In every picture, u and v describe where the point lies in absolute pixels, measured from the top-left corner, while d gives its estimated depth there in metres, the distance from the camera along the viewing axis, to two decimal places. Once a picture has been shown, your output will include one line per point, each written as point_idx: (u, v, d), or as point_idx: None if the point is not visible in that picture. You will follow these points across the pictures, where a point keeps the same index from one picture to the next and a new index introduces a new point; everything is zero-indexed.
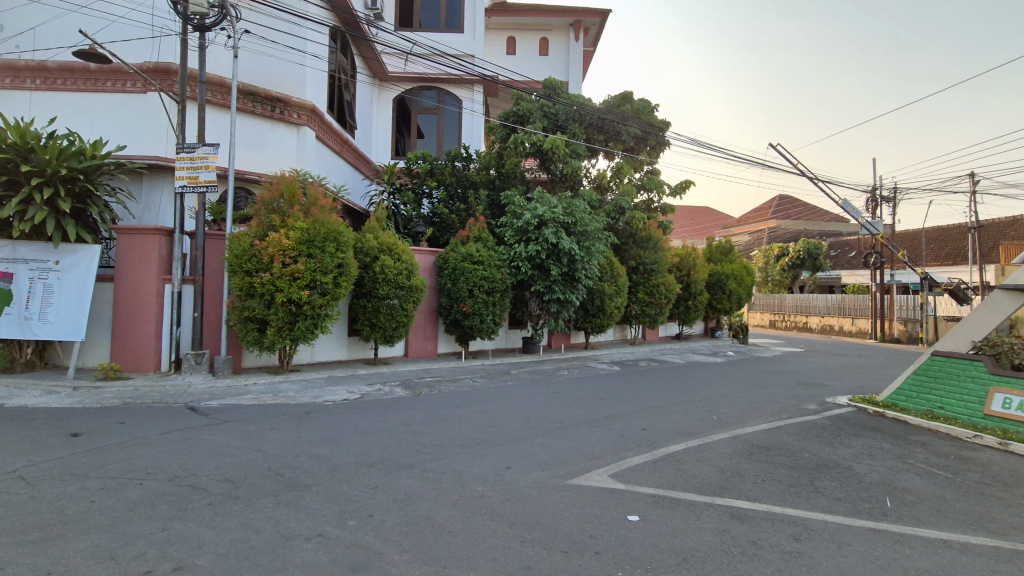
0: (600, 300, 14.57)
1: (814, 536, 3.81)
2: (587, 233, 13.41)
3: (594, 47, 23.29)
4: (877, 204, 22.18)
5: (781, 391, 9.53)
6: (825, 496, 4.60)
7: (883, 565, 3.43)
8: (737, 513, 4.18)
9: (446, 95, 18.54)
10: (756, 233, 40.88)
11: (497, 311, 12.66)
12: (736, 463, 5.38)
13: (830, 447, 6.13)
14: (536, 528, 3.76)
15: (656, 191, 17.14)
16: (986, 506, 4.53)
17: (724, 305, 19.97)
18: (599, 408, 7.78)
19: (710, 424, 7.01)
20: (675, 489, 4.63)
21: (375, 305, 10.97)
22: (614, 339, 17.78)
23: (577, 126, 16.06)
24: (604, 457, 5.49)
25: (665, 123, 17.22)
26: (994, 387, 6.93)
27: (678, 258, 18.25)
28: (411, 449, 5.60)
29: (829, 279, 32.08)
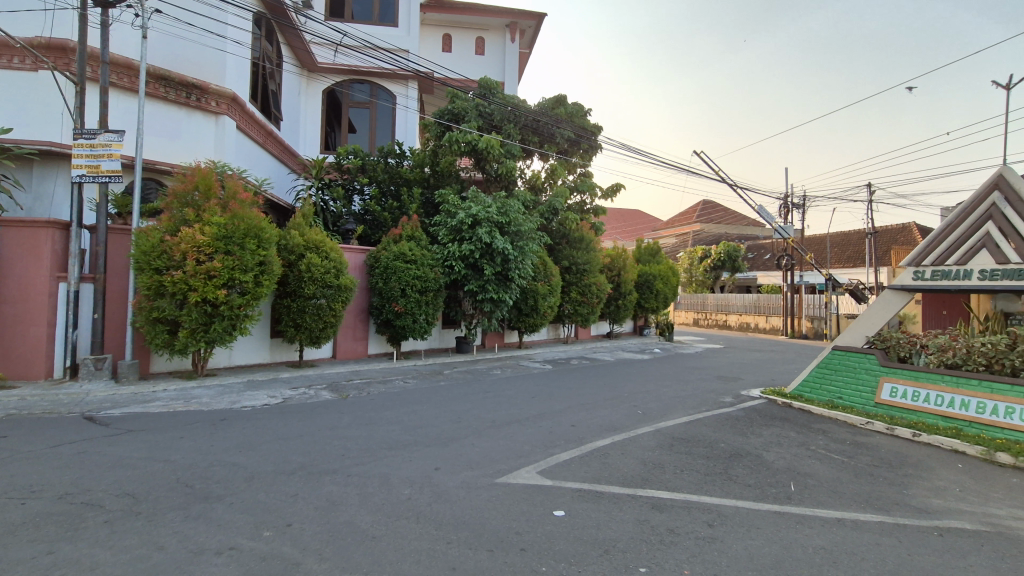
0: (533, 300, 14.76)
1: (726, 522, 4.04)
2: (521, 233, 13.48)
3: (529, 49, 23.56)
4: (788, 211, 23.92)
5: (701, 386, 10.05)
6: (737, 483, 4.89)
7: (785, 545, 3.69)
8: (658, 503, 4.36)
9: (379, 90, 18.08)
10: (682, 236, 42.98)
11: (430, 311, 12.49)
12: (658, 455, 5.61)
13: (743, 437, 6.54)
14: (462, 528, 3.74)
15: (589, 193, 17.56)
16: (875, 486, 5.00)
17: (651, 304, 20.80)
18: (530, 406, 7.87)
19: (635, 418, 7.27)
20: (600, 483, 4.75)
21: (301, 305, 10.51)
22: (547, 339, 18.10)
23: (512, 126, 16.12)
24: (533, 454, 5.56)
25: (597, 127, 17.72)
26: (883, 378, 7.68)
27: (609, 258, 18.81)
28: (336, 454, 5.41)
29: (746, 280, 34.25)
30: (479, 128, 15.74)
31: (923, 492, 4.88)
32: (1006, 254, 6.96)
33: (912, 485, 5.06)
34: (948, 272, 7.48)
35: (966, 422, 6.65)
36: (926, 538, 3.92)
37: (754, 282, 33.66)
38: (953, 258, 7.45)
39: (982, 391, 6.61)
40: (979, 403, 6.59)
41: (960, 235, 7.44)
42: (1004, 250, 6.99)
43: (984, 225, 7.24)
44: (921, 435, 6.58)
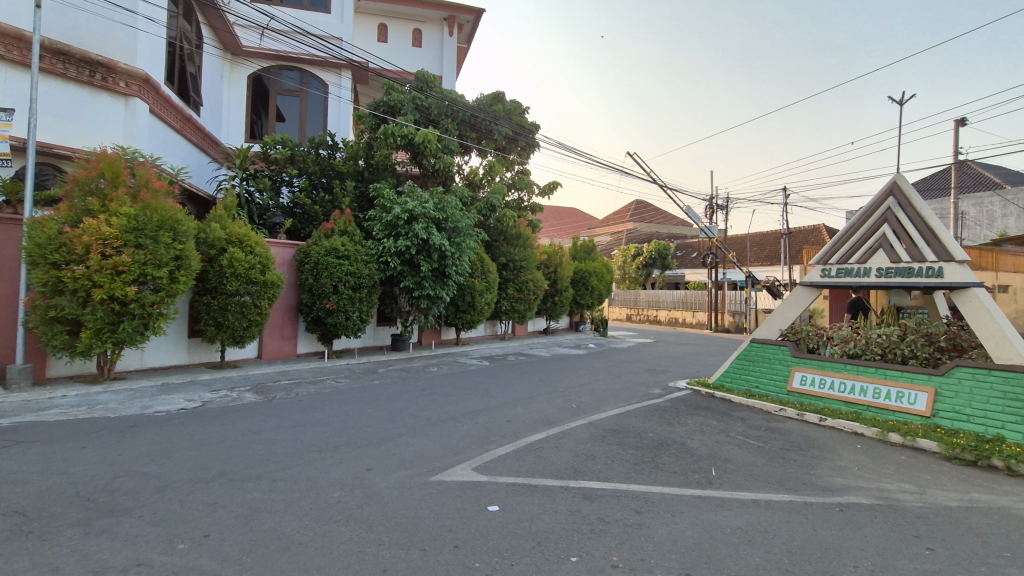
0: (471, 297, 14.73)
1: (652, 508, 4.22)
2: (458, 229, 13.34)
3: (467, 44, 23.40)
4: (713, 211, 25.27)
5: (632, 379, 10.42)
6: (663, 471, 5.12)
7: (706, 527, 3.90)
8: (589, 493, 4.48)
9: (310, 77, 17.33)
10: (616, 234, 44.36)
11: (364, 308, 12.17)
12: (590, 447, 5.77)
13: (670, 426, 6.85)
14: (395, 529, 3.67)
15: (526, 190, 17.68)
16: (786, 467, 5.39)
17: (587, 300, 21.31)
18: (466, 403, 7.85)
19: (569, 412, 7.44)
20: (535, 476, 4.82)
21: (222, 302, 9.91)
22: (484, 335, 18.14)
23: (449, 121, 15.90)
24: (468, 450, 5.55)
25: (534, 126, 17.88)
26: (794, 367, 8.29)
27: (546, 255, 19.08)
28: (260, 458, 5.15)
29: (675, 277, 35.87)
30: (416, 122, 15.44)
31: (827, 471, 5.32)
32: (898, 254, 7.71)
33: (818, 465, 5.50)
34: (850, 270, 8.16)
35: (865, 406, 7.30)
36: (828, 514, 4.27)
37: (682, 279, 35.31)
38: (855, 257, 8.14)
39: (878, 377, 7.29)
40: (875, 388, 7.27)
41: (861, 236, 8.15)
42: (898, 250, 7.71)
43: (880, 227, 7.95)
44: (826, 420, 7.16)
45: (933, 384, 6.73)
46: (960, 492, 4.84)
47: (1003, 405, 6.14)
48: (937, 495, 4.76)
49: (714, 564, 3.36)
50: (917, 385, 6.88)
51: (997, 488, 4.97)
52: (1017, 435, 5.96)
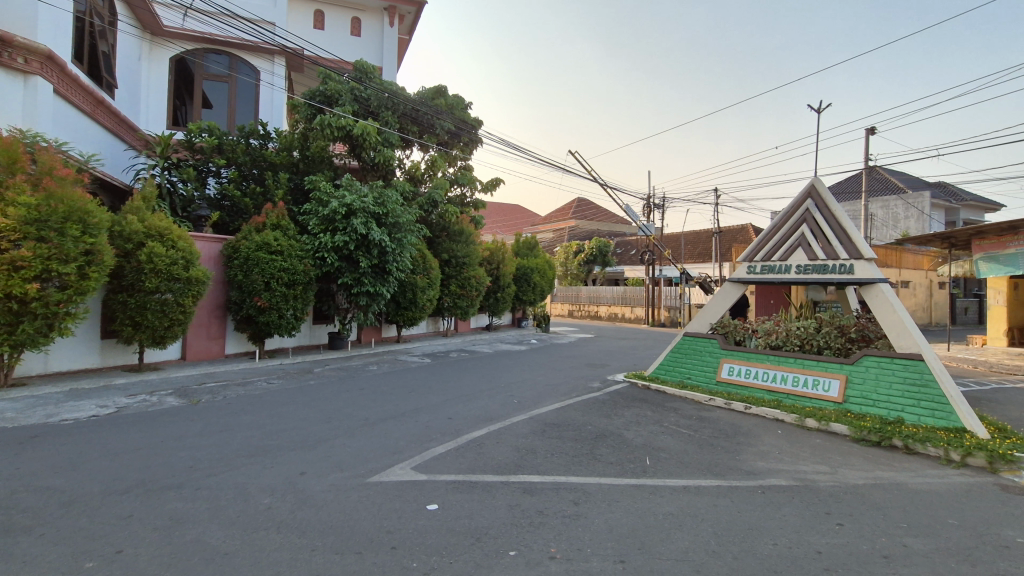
0: (412, 293, 14.51)
1: (590, 499, 4.32)
2: (399, 224, 13.07)
3: (409, 36, 22.94)
4: (650, 210, 26.17)
5: (572, 373, 10.63)
6: (601, 462, 5.26)
7: (639, 515, 4.05)
8: (529, 487, 4.52)
9: (239, 63, 16.42)
10: (558, 231, 45.03)
11: (299, 305, 11.71)
12: (531, 441, 5.83)
13: (608, 419, 7.04)
14: (329, 533, 3.56)
15: (469, 186, 17.52)
16: (714, 454, 5.68)
17: (529, 296, 21.50)
18: (406, 402, 7.72)
19: (510, 407, 7.49)
20: (475, 473, 4.81)
21: (140, 301, 9.20)
22: (426, 332, 17.93)
23: (390, 114, 15.51)
24: (408, 449, 5.47)
25: (477, 122, 17.81)
26: (724, 359, 8.74)
27: (488, 252, 19.09)
28: (182, 466, 4.84)
29: (615, 274, 36.83)
30: (354, 113, 14.97)
31: (752, 456, 5.65)
32: (815, 252, 8.28)
33: (743, 451, 5.83)
34: (773, 267, 8.69)
35: (785, 394, 7.81)
36: (752, 496, 4.54)
37: (621, 275, 36.34)
38: (777, 255, 8.69)
39: (796, 367, 7.81)
40: (794, 377, 7.79)
41: (782, 236, 8.70)
42: (815, 249, 8.29)
43: (799, 227, 8.52)
44: (751, 408, 7.59)
45: (844, 372, 7.29)
46: (865, 471, 5.28)
47: (904, 389, 6.74)
48: (845, 474, 5.17)
49: (648, 550, 3.48)
50: (831, 373, 7.43)
51: (897, 465, 5.47)
52: (915, 417, 6.56)
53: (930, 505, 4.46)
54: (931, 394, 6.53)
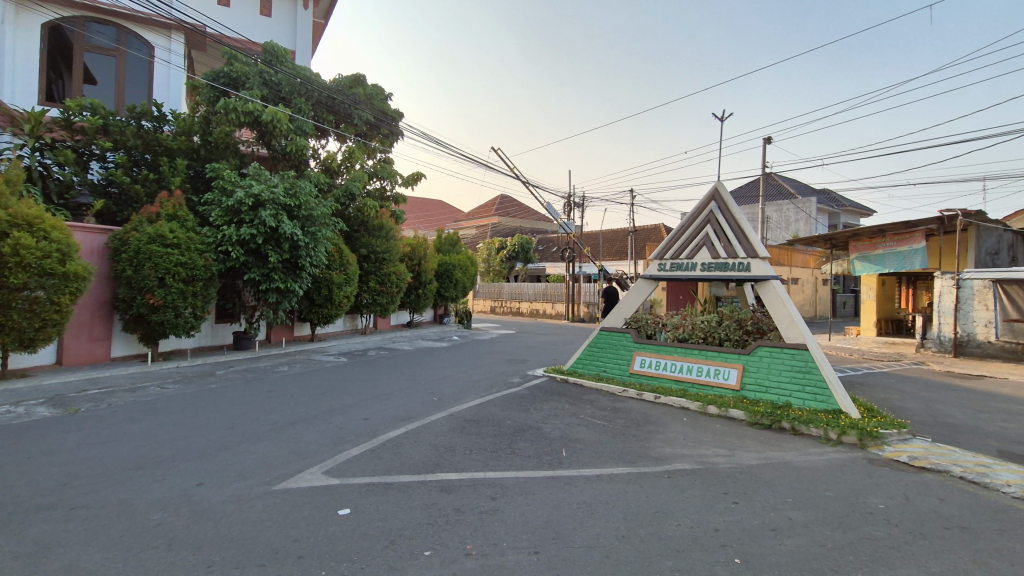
0: (327, 290, 13.90)
1: (507, 493, 4.36)
2: (313, 217, 12.44)
3: (325, 20, 21.90)
4: (570, 208, 26.86)
5: (492, 369, 10.69)
6: (519, 456, 5.33)
7: (554, 506, 4.14)
8: (447, 485, 4.48)
9: (128, 36, 14.82)
10: (481, 228, 45.09)
11: (198, 303, 10.84)
12: (449, 439, 5.79)
13: (527, 413, 7.15)
14: (228, 547, 3.32)
15: (389, 179, 17.02)
16: (626, 443, 5.94)
17: (451, 293, 21.29)
18: (319, 403, 7.39)
19: (430, 405, 7.40)
20: (390, 474, 4.70)
21: (4, 300, 8.08)
22: (343, 330, 17.29)
23: (303, 100, 14.68)
24: (320, 453, 5.24)
25: (398, 113, 17.36)
26: (636, 351, 9.18)
27: (409, 247, 18.71)
28: (56, 484, 4.31)
29: (537, 270, 37.45)
30: (264, 98, 14.00)
31: (660, 443, 5.98)
32: (718, 251, 8.89)
33: (652, 438, 6.16)
34: (681, 265, 9.26)
35: (690, 383, 8.34)
36: (659, 481, 4.79)
37: (543, 272, 37.02)
38: (684, 253, 9.26)
39: (700, 358, 8.36)
40: (698, 367, 8.33)
41: (690, 235, 9.28)
42: (717, 248, 8.90)
43: (704, 228, 9.11)
44: (660, 397, 8.03)
45: (742, 362, 7.90)
46: (758, 452, 5.76)
47: (792, 376, 7.42)
48: (741, 456, 5.61)
49: (561, 540, 3.57)
50: (730, 363, 8.03)
51: (785, 446, 6.02)
52: (800, 401, 7.24)
53: (811, 479, 4.94)
54: (814, 379, 7.23)
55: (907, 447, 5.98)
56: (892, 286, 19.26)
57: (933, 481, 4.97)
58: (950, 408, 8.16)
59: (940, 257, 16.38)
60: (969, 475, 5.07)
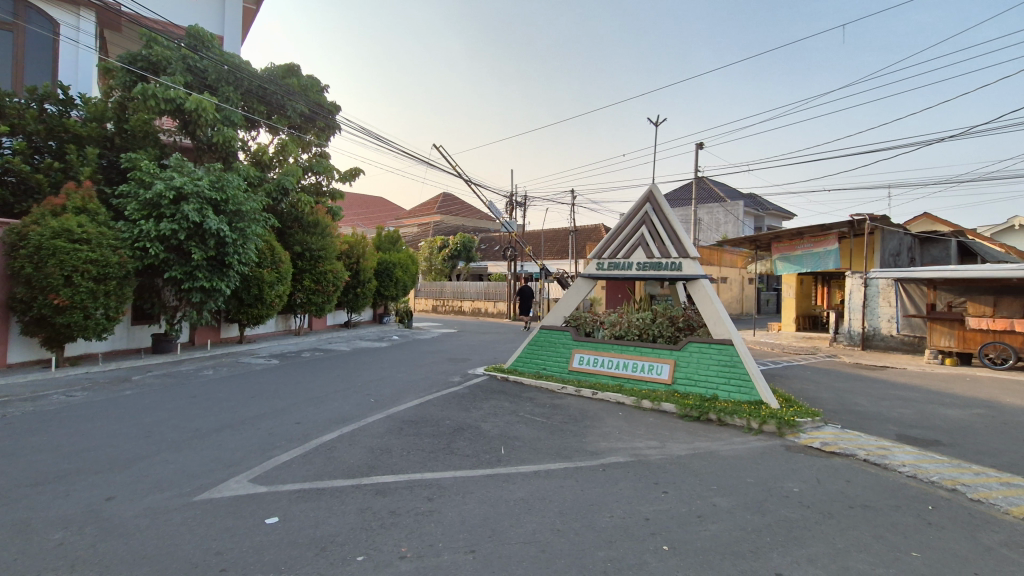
0: (257, 289, 13.26)
1: (444, 493, 4.32)
2: (242, 213, 11.82)
3: (256, 6, 20.84)
4: (513, 207, 27.00)
5: (432, 369, 10.57)
6: (457, 455, 5.31)
7: (491, 504, 4.14)
8: (382, 488, 4.40)
9: (27, 10, 13.49)
10: (423, 225, 44.51)
11: (111, 303, 10.05)
12: (386, 441, 5.67)
13: (466, 412, 7.13)
14: (140, 564, 3.09)
15: (325, 174, 16.43)
16: (564, 438, 6.05)
17: (391, 292, 20.88)
18: (247, 408, 7.03)
19: (367, 407, 7.23)
20: (323, 479, 4.55)
21: None
22: (275, 331, 16.56)
23: (231, 89, 13.87)
24: (247, 460, 4.99)
25: (334, 107, 16.84)
26: (575, 349, 9.37)
27: (347, 245, 18.19)
28: None
29: (479, 269, 37.41)
30: (187, 85, 13.11)
31: (596, 438, 6.13)
32: (652, 251, 9.23)
33: (589, 433, 6.31)
34: (618, 264, 9.54)
35: (625, 378, 8.62)
36: (594, 475, 4.91)
37: (485, 271, 37.03)
38: (621, 253, 9.55)
39: (635, 354, 8.66)
40: (633, 363, 8.63)
41: (626, 235, 9.58)
42: (652, 248, 9.24)
43: (640, 228, 9.42)
44: (597, 393, 8.24)
45: (673, 357, 8.25)
46: (688, 443, 6.03)
47: (718, 370, 7.83)
48: (671, 447, 5.85)
49: (497, 537, 3.59)
50: (662, 358, 8.37)
51: (712, 436, 6.34)
52: (726, 394, 7.66)
53: (734, 467, 5.24)
54: (738, 373, 7.66)
55: (820, 433, 6.45)
56: (809, 285, 20.74)
57: (841, 465, 5.39)
58: (856, 397, 8.90)
59: (851, 258, 17.79)
60: (871, 457, 5.54)
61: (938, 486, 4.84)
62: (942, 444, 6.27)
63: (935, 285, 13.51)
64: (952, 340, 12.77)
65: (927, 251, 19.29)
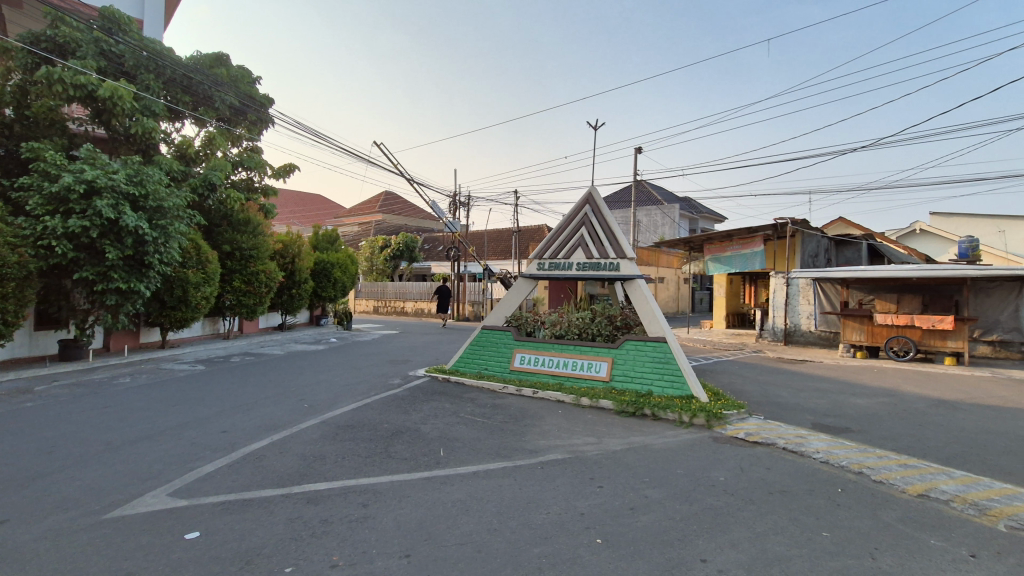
0: (181, 291, 12.46)
1: (379, 499, 4.23)
2: (164, 210, 11.04)
3: None
4: (456, 207, 26.82)
5: (371, 372, 10.33)
6: (394, 459, 5.22)
7: (429, 507, 4.10)
8: (314, 496, 4.25)
9: None
10: (363, 225, 43.40)
11: (10, 306, 9.19)
12: (320, 447, 5.49)
13: (405, 415, 7.02)
14: None
15: (257, 170, 15.66)
16: (503, 438, 6.08)
17: (328, 293, 20.22)
18: (168, 418, 6.60)
19: (300, 413, 6.96)
20: (249, 490, 4.34)
21: None
22: (202, 334, 15.64)
23: (151, 77, 12.92)
24: (166, 473, 4.68)
25: (267, 100, 16.15)
26: (516, 349, 9.45)
27: (281, 244, 17.47)
28: None
29: (422, 270, 36.87)
30: (101, 71, 12.10)
31: (535, 436, 6.21)
32: (591, 252, 9.45)
33: (528, 432, 6.38)
34: (558, 264, 9.70)
35: (565, 377, 8.77)
36: (532, 473, 4.97)
37: (428, 271, 36.54)
38: (561, 253, 9.72)
39: (574, 353, 8.83)
40: (572, 361, 8.80)
41: (566, 236, 9.75)
42: (591, 249, 9.46)
43: (579, 229, 9.63)
44: (538, 392, 8.34)
45: (611, 355, 8.48)
46: (624, 438, 6.22)
47: (653, 367, 8.12)
48: (607, 443, 6.02)
49: (433, 540, 3.56)
50: (600, 356, 8.59)
51: (646, 430, 6.58)
52: (660, 389, 7.96)
53: (666, 460, 5.45)
54: (672, 369, 7.97)
55: (744, 424, 6.84)
56: (738, 284, 21.93)
57: (762, 454, 5.74)
58: (778, 389, 9.50)
59: (774, 259, 18.96)
60: (789, 445, 5.93)
61: (847, 470, 5.25)
62: (851, 431, 6.81)
63: (848, 284, 14.32)
64: (862, 335, 13.88)
65: (841, 253, 20.87)
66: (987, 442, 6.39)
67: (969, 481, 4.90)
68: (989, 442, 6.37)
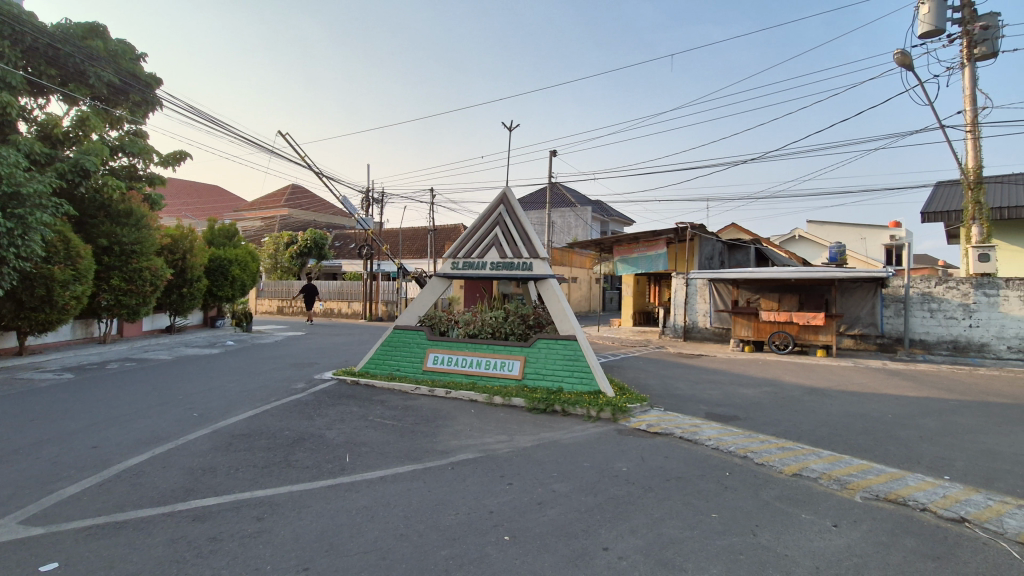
0: (44, 290, 10.95)
1: (276, 511, 3.98)
2: (22, 196, 9.62)
3: None
4: (368, 203, 25.90)
5: (272, 376, 9.70)
6: (296, 468, 4.94)
7: (331, 516, 3.91)
8: (201, 512, 3.91)
9: None
10: (267, 220, 40.68)
11: None
12: (210, 459, 5.07)
13: (309, 420, 6.67)
14: None
15: (142, 157, 14.19)
16: (413, 440, 5.96)
17: (225, 292, 18.77)
18: (23, 434, 5.76)
19: (188, 423, 6.36)
20: (123, 511, 3.89)
21: None
22: (71, 338, 13.89)
23: (6, 43, 11.29)
24: (17, 499, 4.07)
25: (154, 80, 14.66)
26: (429, 349, 9.31)
27: (169, 239, 15.95)
28: None
29: (333, 267, 35.24)
30: None
31: (446, 437, 6.15)
32: (505, 252, 9.53)
33: (439, 433, 6.30)
34: (473, 264, 9.68)
35: (478, 376, 8.79)
36: (442, 475, 4.90)
37: (339, 269, 35.08)
38: (476, 253, 9.72)
39: (487, 352, 8.86)
40: (485, 361, 8.83)
41: (480, 236, 9.77)
42: (505, 249, 9.54)
43: (494, 229, 9.67)
44: (450, 392, 8.28)
45: (523, 354, 8.62)
46: (534, 434, 6.33)
47: (564, 364, 8.35)
48: (518, 440, 6.10)
49: (334, 551, 3.39)
50: (513, 355, 8.69)
51: (555, 426, 6.75)
52: (570, 386, 8.20)
53: (573, 454, 5.62)
54: (581, 365, 8.24)
55: (646, 417, 7.22)
56: (644, 284, 23.18)
57: (662, 443, 6.09)
58: (677, 382, 10.14)
59: (676, 261, 20.23)
60: (685, 434, 6.34)
61: (734, 455, 5.70)
62: (738, 419, 7.42)
63: (738, 284, 15.59)
64: (750, 331, 15.20)
65: (734, 256, 22.75)
66: (849, 424, 7.23)
67: (834, 460, 5.53)
68: (851, 424, 7.23)
